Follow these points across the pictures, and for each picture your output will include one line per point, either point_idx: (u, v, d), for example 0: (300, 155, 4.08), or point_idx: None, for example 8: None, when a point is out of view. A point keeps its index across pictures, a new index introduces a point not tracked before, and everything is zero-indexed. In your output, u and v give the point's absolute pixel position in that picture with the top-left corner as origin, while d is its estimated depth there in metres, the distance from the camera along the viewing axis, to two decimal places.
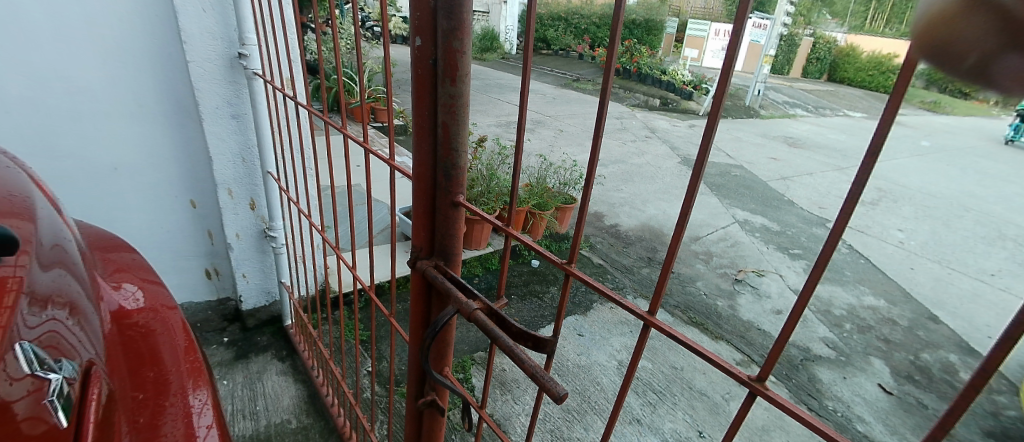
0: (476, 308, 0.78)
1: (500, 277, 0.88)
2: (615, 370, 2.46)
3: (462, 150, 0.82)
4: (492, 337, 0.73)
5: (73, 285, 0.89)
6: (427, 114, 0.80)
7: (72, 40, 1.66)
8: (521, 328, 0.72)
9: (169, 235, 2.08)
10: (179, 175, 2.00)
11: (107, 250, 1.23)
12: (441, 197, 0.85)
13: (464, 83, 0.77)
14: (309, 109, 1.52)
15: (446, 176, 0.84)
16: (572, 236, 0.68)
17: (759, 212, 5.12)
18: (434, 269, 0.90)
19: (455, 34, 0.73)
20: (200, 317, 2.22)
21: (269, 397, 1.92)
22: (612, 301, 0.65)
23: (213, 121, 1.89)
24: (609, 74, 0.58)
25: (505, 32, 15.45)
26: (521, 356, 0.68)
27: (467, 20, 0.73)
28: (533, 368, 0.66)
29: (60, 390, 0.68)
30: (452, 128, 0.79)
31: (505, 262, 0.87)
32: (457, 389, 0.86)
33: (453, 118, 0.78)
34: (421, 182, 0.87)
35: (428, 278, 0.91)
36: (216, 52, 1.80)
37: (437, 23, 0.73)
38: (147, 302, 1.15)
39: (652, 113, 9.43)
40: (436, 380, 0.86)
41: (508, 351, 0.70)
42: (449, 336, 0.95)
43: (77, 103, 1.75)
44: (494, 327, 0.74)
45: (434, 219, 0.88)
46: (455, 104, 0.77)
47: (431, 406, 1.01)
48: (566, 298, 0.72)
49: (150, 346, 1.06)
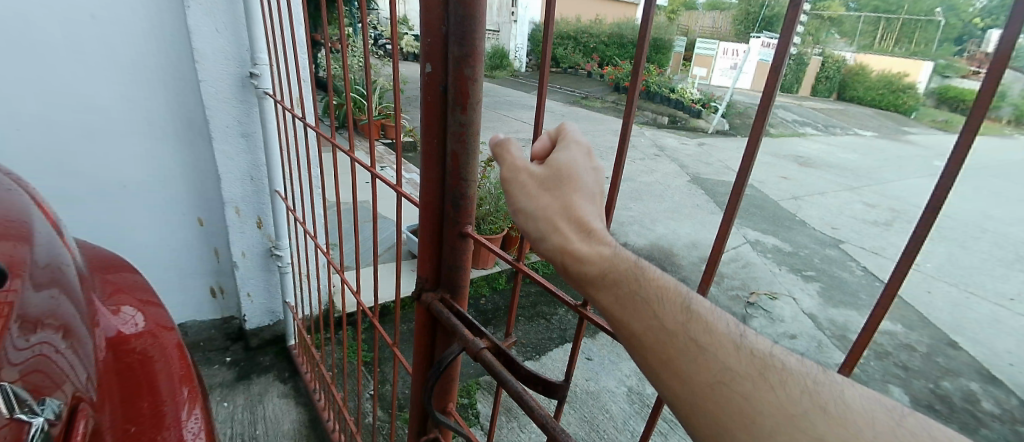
0: (483, 347, 0.75)
1: (509, 314, 0.85)
2: (625, 397, 2.38)
3: (471, 179, 0.79)
4: (500, 380, 0.71)
5: (67, 307, 0.87)
6: (436, 142, 0.78)
7: (86, 57, 1.69)
8: (531, 371, 0.70)
9: (176, 252, 2.07)
10: (187, 193, 2.01)
11: (109, 271, 1.21)
12: (449, 228, 0.83)
13: (476, 110, 0.75)
14: (319, 130, 1.49)
15: (455, 206, 0.81)
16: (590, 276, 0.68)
17: (771, 232, 5.04)
18: (439, 302, 0.88)
19: (467, 61, 0.71)
20: (204, 336, 2.21)
21: (269, 421, 1.88)
22: None
23: (224, 140, 1.89)
24: (633, 92, 0.62)
25: (515, 51, 15.68)
26: (530, 403, 0.66)
27: (479, 46, 0.71)
28: (544, 418, 0.63)
29: (41, 432, 0.64)
30: (462, 157, 0.77)
31: (516, 297, 0.82)
32: (463, 431, 0.83)
33: (462, 148, 0.76)
34: (428, 211, 0.84)
35: (433, 312, 0.88)
36: (229, 72, 1.81)
37: (448, 50, 0.71)
38: (146, 326, 1.12)
39: (660, 131, 9.43)
40: (439, 421, 0.83)
41: (516, 396, 0.68)
42: (454, 372, 0.92)
43: (89, 121, 1.76)
44: (502, 369, 0.71)
45: (442, 250, 0.85)
46: (465, 133, 0.75)
47: None
48: (580, 339, 0.71)
49: (147, 374, 1.03)
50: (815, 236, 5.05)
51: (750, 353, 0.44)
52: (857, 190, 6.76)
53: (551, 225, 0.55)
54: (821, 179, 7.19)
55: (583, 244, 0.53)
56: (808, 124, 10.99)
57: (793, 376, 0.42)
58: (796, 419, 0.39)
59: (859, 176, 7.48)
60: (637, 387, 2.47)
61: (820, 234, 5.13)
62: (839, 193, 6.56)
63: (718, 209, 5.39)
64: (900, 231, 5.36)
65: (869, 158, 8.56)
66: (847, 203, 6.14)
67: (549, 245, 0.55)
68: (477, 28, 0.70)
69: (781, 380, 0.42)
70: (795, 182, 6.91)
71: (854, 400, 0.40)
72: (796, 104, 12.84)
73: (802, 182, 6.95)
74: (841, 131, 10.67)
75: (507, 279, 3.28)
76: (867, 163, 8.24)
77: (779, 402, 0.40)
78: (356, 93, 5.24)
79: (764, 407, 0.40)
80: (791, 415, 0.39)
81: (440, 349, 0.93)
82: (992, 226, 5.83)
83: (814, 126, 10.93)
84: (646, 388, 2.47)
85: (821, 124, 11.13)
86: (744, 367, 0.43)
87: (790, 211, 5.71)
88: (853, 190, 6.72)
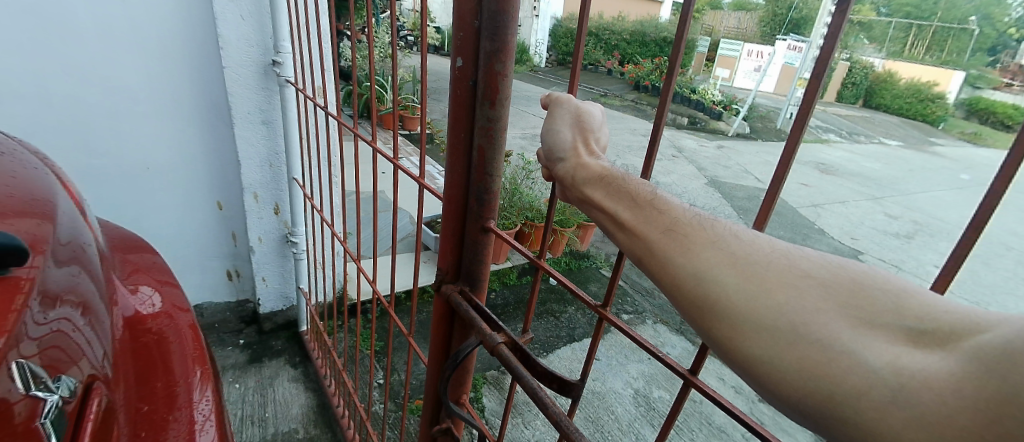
0: (500, 341, 0.75)
1: (528, 310, 0.84)
2: (631, 400, 2.36)
3: (496, 174, 0.78)
4: (515, 375, 0.71)
5: (88, 284, 0.89)
6: (464, 135, 0.77)
7: (114, 40, 1.71)
8: (547, 369, 0.70)
9: (194, 235, 2.10)
10: (207, 177, 2.03)
11: (129, 251, 1.23)
12: (472, 221, 0.82)
13: (503, 106, 0.73)
14: (340, 120, 1.48)
15: (479, 201, 0.80)
16: (609, 280, 0.67)
17: (789, 239, 4.92)
18: (459, 295, 0.87)
19: (498, 56, 0.69)
20: (219, 317, 2.24)
21: (279, 404, 1.90)
22: (649, 353, 0.63)
23: (244, 126, 1.91)
24: (667, 94, 0.60)
25: (536, 45, 15.51)
26: (545, 400, 0.65)
27: (512, 41, 0.69)
28: (557, 416, 0.63)
29: (56, 408, 0.65)
30: (488, 152, 0.75)
31: (534, 294, 0.81)
32: (475, 422, 0.83)
33: (489, 142, 0.75)
34: (453, 203, 0.84)
35: (451, 304, 0.87)
36: (252, 59, 1.83)
37: (479, 43, 0.69)
38: (162, 306, 1.14)
39: (679, 132, 9.28)
40: (453, 411, 0.83)
41: (531, 391, 0.67)
42: (469, 365, 0.91)
43: (116, 103, 1.79)
44: (519, 364, 0.71)
45: (463, 243, 0.85)
46: (492, 128, 0.74)
47: (445, 434, 1.00)
48: (597, 341, 0.70)
49: (163, 354, 1.05)
50: (834, 245, 4.93)
51: (713, 232, 0.50)
52: (879, 200, 6.59)
53: (560, 145, 0.71)
54: (842, 187, 7.02)
55: (584, 158, 0.68)
56: (832, 131, 10.74)
57: (748, 246, 0.48)
58: (749, 274, 0.45)
59: (882, 185, 7.29)
60: (644, 390, 2.44)
61: (839, 243, 5.01)
62: (860, 202, 6.41)
63: (736, 214, 5.30)
64: (922, 244, 5.22)
65: (893, 168, 8.33)
66: (868, 213, 6.00)
67: (557, 162, 0.71)
68: (509, 26, 0.68)
69: (738, 248, 0.48)
70: (816, 189, 6.76)
71: (804, 260, 0.46)
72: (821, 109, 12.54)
73: (822, 189, 6.80)
74: (865, 139, 10.41)
75: (518, 275, 3.27)
76: (891, 173, 8.03)
77: (735, 263, 0.47)
78: (378, 84, 5.27)
79: (722, 270, 0.47)
80: (746, 272, 0.46)
81: (457, 342, 0.93)
82: (1018, 243, 5.66)
83: (838, 132, 10.68)
84: (653, 391, 2.44)
85: (846, 130, 10.86)
86: (706, 241, 0.49)
87: (808, 219, 5.59)
88: (876, 200, 6.54)
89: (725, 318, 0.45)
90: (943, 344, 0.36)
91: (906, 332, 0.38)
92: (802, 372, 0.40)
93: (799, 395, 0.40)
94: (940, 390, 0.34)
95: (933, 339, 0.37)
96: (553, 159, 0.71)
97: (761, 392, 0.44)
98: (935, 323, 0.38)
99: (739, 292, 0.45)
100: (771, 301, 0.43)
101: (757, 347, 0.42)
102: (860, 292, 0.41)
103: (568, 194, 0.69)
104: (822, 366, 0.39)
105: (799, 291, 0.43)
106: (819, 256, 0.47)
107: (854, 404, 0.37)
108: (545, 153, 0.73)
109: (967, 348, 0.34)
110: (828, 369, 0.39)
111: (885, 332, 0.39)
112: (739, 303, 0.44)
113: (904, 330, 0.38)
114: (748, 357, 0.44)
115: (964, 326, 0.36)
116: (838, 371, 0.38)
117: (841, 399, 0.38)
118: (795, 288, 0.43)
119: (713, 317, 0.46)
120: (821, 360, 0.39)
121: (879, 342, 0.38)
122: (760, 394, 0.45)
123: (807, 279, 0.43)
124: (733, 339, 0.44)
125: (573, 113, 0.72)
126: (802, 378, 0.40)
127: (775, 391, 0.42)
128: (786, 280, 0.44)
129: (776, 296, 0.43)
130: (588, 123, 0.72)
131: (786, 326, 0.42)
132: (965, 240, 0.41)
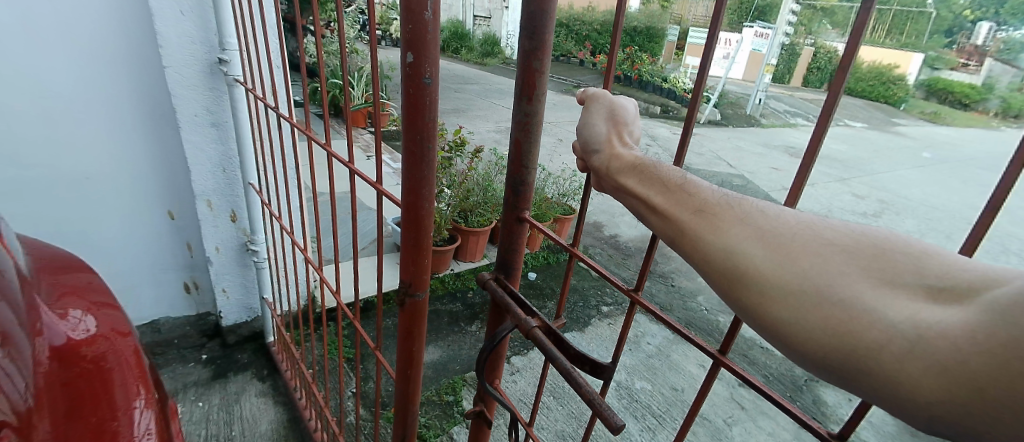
0: (535, 325, 0.82)
1: (562, 298, 0.91)
2: (613, 392, 2.35)
3: (532, 168, 0.83)
4: (549, 357, 0.76)
5: (6, 313, 0.80)
6: (424, 142, 0.75)
7: (40, 41, 1.57)
8: (579, 352, 0.76)
9: (145, 247, 1.98)
10: (156, 185, 1.91)
11: (59, 271, 1.12)
12: (507, 212, 0.87)
13: (541, 101, 0.79)
14: (293, 121, 1.39)
15: (515, 192, 0.85)
16: (642, 265, 0.73)
17: None
18: (495, 282, 0.93)
19: (536, 53, 0.74)
20: (178, 333, 2.12)
21: (246, 421, 1.82)
22: (679, 333, 0.68)
23: (191, 130, 1.80)
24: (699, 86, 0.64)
25: (505, 38, 15.28)
26: (579, 380, 0.71)
27: (548, 40, 0.74)
28: (591, 395, 0.70)
29: None
30: (524, 145, 0.81)
31: (568, 281, 0.89)
32: (507, 402, 0.90)
33: (526, 135, 0.80)
34: (413, 214, 0.81)
35: (487, 290, 0.93)
36: (195, 57, 1.71)
37: (518, 44, 0.76)
38: (99, 330, 1.04)
39: (652, 121, 9.31)
40: (487, 391, 0.90)
41: (566, 373, 0.73)
42: (502, 349, 0.99)
43: (47, 110, 1.65)
44: (552, 347, 0.77)
45: (499, 232, 0.90)
46: (529, 122, 0.79)
47: (478, 417, 1.05)
48: (629, 324, 0.78)
49: (102, 383, 0.96)
50: None
51: (740, 209, 0.51)
52: (847, 181, 6.75)
53: (596, 138, 0.71)
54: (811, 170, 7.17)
55: (619, 149, 0.68)
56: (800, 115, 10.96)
57: (775, 220, 0.48)
58: (776, 244, 0.46)
59: (849, 167, 7.47)
60: (626, 381, 2.44)
61: None
62: (829, 184, 6.55)
63: None
64: (888, 223, 5.35)
65: (858, 150, 8.55)
66: (836, 194, 6.13)
67: (593, 153, 0.71)
68: (547, 21, 0.74)
69: (765, 223, 0.48)
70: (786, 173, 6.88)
71: (827, 229, 0.46)
72: (787, 94, 12.78)
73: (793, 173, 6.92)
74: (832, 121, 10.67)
75: None
76: (857, 155, 8.24)
77: (763, 235, 0.47)
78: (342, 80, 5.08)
79: (751, 243, 0.47)
80: (773, 243, 0.46)
81: (491, 327, 0.99)
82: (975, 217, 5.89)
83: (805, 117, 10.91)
84: (635, 382, 2.44)
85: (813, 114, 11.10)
86: (734, 218, 0.50)
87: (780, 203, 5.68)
88: (843, 182, 6.70)
89: (754, 287, 0.46)
90: (960, 299, 0.38)
91: (926, 290, 0.39)
92: (829, 332, 0.41)
93: (823, 354, 0.41)
94: (954, 341, 0.35)
95: (951, 296, 0.38)
96: (590, 151, 0.72)
97: (787, 352, 0.45)
98: (953, 282, 0.39)
99: (766, 261, 0.45)
100: (799, 268, 0.44)
101: (784, 311, 0.43)
102: (883, 256, 0.42)
103: (602, 184, 0.69)
104: (846, 325, 0.40)
105: (825, 258, 0.43)
106: (842, 225, 0.47)
107: (876, 356, 0.38)
108: (582, 145, 0.74)
109: (983, 302, 0.35)
110: (853, 327, 0.40)
111: (907, 290, 0.40)
112: (766, 272, 0.45)
113: (924, 288, 0.39)
114: (776, 322, 0.44)
115: (980, 283, 0.38)
116: (861, 328, 0.39)
117: (864, 354, 0.39)
118: (821, 255, 0.44)
119: (741, 285, 0.47)
120: (844, 320, 0.40)
121: (900, 300, 0.39)
122: (787, 355, 0.46)
123: (832, 247, 0.44)
124: (763, 305, 0.45)
125: (608, 107, 0.73)
126: (828, 337, 0.41)
127: (801, 351, 0.43)
128: (813, 250, 0.44)
129: (802, 263, 0.44)
130: (623, 116, 0.72)
131: (809, 290, 0.42)
132: (987, 214, 0.39)
